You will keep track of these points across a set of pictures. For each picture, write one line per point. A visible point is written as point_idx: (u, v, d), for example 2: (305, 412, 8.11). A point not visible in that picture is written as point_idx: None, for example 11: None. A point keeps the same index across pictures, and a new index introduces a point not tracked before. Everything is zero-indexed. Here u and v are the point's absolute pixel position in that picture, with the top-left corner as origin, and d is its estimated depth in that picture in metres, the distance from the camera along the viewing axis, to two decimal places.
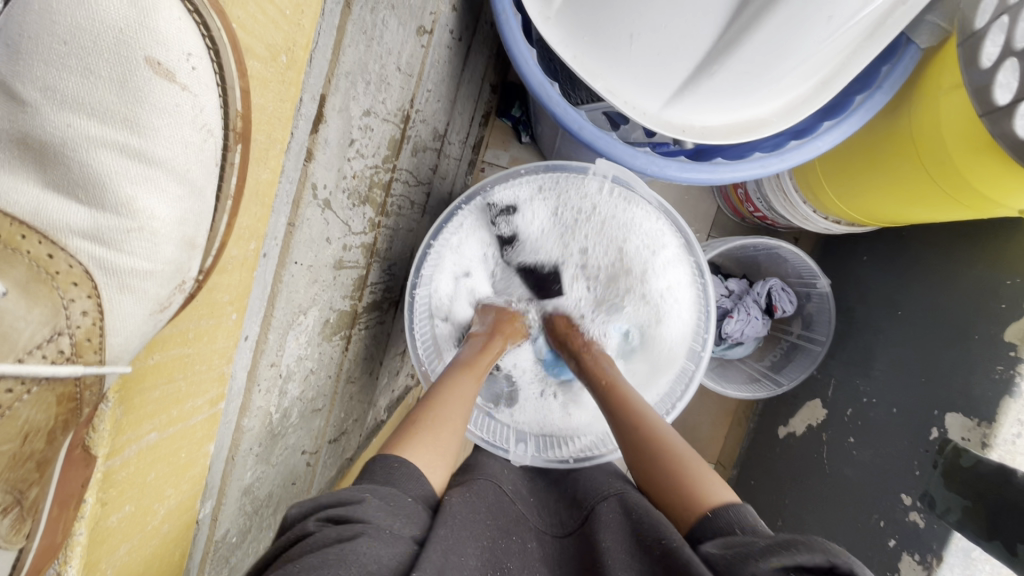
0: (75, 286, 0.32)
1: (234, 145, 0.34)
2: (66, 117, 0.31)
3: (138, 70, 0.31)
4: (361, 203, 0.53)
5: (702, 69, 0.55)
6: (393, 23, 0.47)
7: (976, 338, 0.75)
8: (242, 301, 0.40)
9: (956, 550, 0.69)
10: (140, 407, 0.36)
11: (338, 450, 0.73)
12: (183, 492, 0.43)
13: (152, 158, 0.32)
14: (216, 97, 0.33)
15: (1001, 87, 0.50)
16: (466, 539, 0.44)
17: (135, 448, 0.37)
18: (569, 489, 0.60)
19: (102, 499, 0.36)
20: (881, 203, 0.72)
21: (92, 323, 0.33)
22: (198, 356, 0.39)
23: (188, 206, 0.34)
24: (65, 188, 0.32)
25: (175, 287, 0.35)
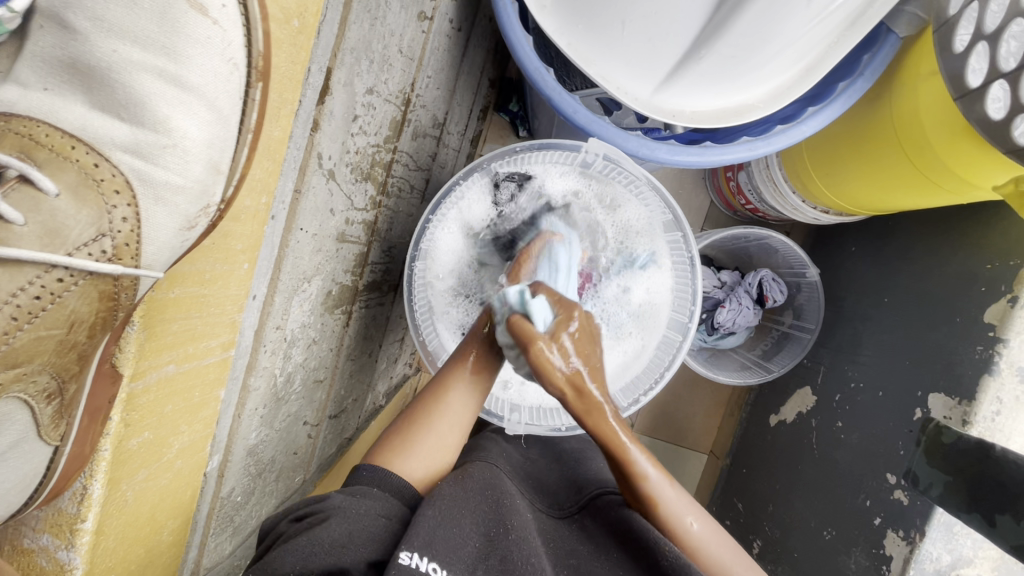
0: (117, 195, 0.35)
1: (256, 82, 0.36)
2: (111, 44, 0.34)
3: (177, 5, 0.33)
4: (364, 180, 0.55)
5: (691, 54, 0.58)
6: (396, 5, 0.50)
7: (957, 320, 0.77)
8: (255, 251, 0.42)
9: (939, 525, 0.71)
10: (161, 336, 0.39)
11: (338, 427, 0.75)
12: (196, 432, 0.45)
13: (186, 84, 0.35)
14: (242, 32, 0.35)
15: (974, 72, 0.52)
16: (462, 515, 0.49)
17: (156, 376, 0.40)
18: (568, 469, 0.65)
19: (125, 419, 0.39)
20: (865, 189, 0.74)
21: (131, 230, 0.36)
22: (213, 299, 0.41)
23: (215, 131, 0.36)
24: (110, 108, 0.35)
25: (202, 208, 0.37)
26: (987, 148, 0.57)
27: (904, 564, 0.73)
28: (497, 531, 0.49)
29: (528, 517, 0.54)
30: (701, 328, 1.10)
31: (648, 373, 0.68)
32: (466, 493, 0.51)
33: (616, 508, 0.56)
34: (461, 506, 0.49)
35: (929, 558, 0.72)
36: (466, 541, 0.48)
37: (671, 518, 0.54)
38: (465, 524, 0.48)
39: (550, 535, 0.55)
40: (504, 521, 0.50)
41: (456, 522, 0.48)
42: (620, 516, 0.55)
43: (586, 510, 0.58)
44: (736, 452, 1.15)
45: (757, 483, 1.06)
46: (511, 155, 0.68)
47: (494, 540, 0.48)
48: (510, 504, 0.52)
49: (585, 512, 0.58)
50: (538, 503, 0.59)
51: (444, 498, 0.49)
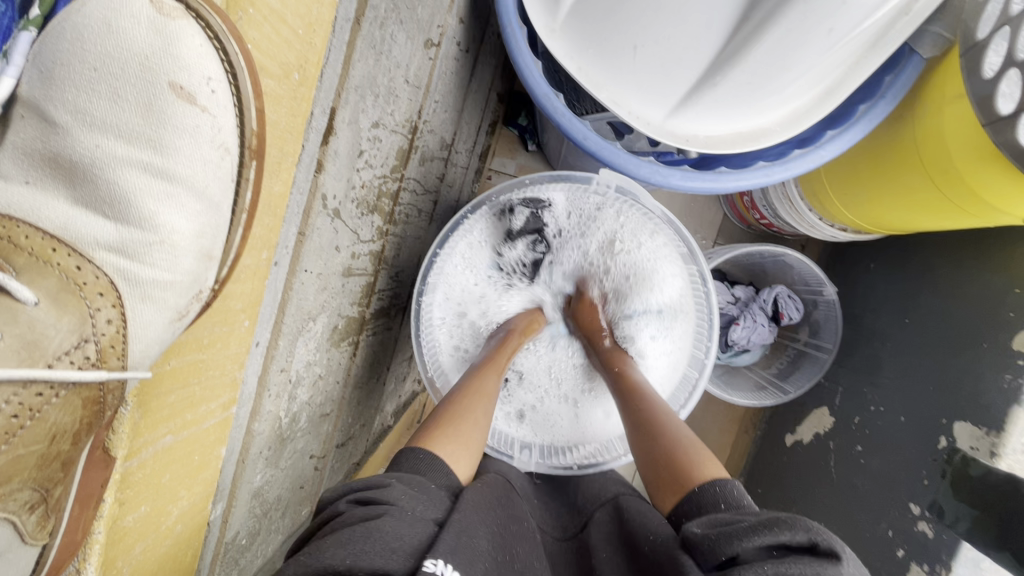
0: (102, 296, 0.33)
1: (250, 161, 0.35)
2: (94, 138, 0.32)
3: (162, 95, 0.32)
4: (369, 212, 0.54)
5: (706, 79, 0.56)
6: (401, 37, 0.48)
7: (983, 346, 0.74)
8: (255, 308, 0.41)
9: (966, 561, 0.68)
10: (156, 412, 0.37)
11: (345, 455, 0.74)
12: (195, 494, 0.43)
13: (174, 177, 0.33)
14: (233, 117, 0.34)
15: (1005, 97, 0.50)
16: (480, 530, 0.44)
17: (151, 450, 0.38)
18: (570, 497, 0.63)
19: (119, 499, 0.37)
20: (887, 212, 0.72)
21: (117, 331, 0.34)
22: (211, 362, 0.40)
23: (206, 220, 0.35)
24: (92, 205, 0.33)
25: (193, 297, 0.35)
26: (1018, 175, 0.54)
27: None
28: (506, 560, 0.45)
29: (532, 536, 0.52)
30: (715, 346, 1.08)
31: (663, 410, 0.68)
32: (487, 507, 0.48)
33: (610, 520, 0.54)
34: (482, 518, 0.46)
35: None
36: (481, 553, 0.43)
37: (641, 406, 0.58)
38: (483, 539, 0.44)
39: (548, 559, 0.52)
40: (508, 551, 0.46)
41: (476, 535, 0.44)
42: (615, 527, 0.53)
43: (586, 530, 0.56)
44: (751, 472, 1.12)
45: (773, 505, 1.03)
46: (521, 186, 0.67)
47: (503, 565, 0.45)
48: (518, 527, 0.50)
49: (585, 531, 0.56)
50: (538, 525, 0.58)
51: (461, 514, 0.45)
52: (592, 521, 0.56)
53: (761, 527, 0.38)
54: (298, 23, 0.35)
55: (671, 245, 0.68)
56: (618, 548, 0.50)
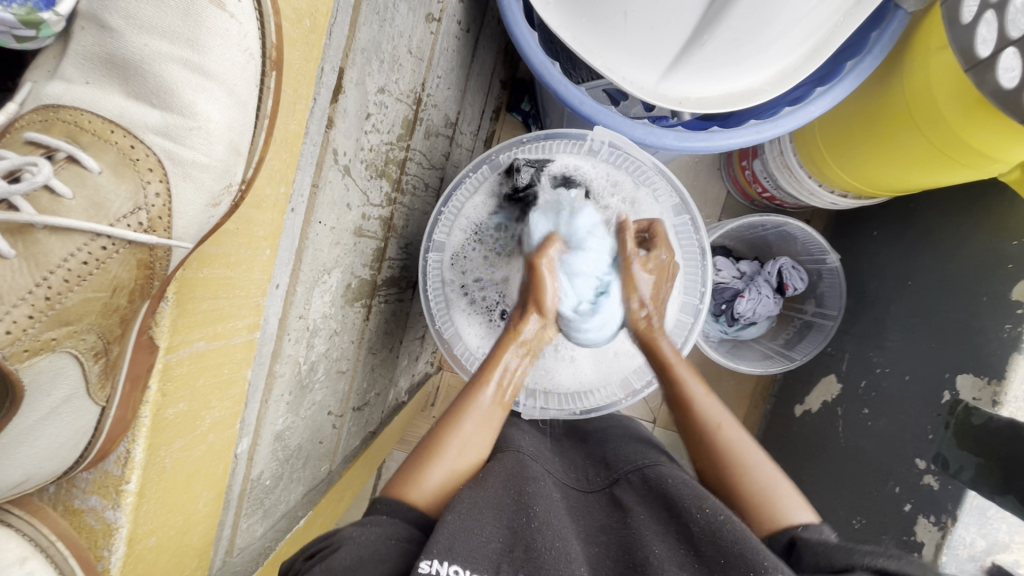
0: (151, 172, 0.38)
1: (269, 71, 0.38)
2: (143, 39, 0.37)
3: (198, 1, 0.36)
4: (378, 176, 0.58)
5: (693, 40, 0.59)
6: (403, 8, 0.52)
7: (984, 300, 0.75)
8: (276, 238, 0.45)
9: (972, 509, 0.69)
10: (191, 314, 0.41)
11: (362, 420, 0.77)
12: (226, 408, 0.47)
13: (207, 72, 0.37)
14: (256, 25, 0.37)
15: (983, 43, 0.52)
16: (485, 516, 0.48)
17: (187, 351, 0.41)
18: (596, 449, 0.65)
19: (163, 389, 0.41)
20: (880, 169, 0.73)
21: (163, 205, 0.38)
22: (238, 281, 0.43)
23: (236, 116, 0.39)
24: (143, 97, 0.38)
25: (225, 186, 0.39)
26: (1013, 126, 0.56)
27: (936, 550, 0.71)
28: (521, 524, 0.49)
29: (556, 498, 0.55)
30: (721, 319, 1.10)
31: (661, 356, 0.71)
32: (489, 488, 0.52)
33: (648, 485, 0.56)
34: (481, 505, 0.49)
35: (962, 543, 0.69)
36: (490, 537, 0.47)
37: (705, 420, 0.60)
38: (488, 524, 0.48)
39: (580, 515, 0.55)
40: (525, 509, 0.50)
41: (478, 523, 0.47)
42: (654, 490, 0.55)
43: (618, 487, 0.58)
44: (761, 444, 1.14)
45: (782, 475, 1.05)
46: (521, 145, 0.70)
47: (520, 532, 0.48)
48: (535, 489, 0.53)
49: (616, 486, 0.58)
50: (564, 480, 0.60)
51: (464, 505, 0.48)
52: (625, 481, 0.58)
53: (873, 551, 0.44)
54: None
55: (667, 192, 0.71)
56: (659, 511, 0.52)
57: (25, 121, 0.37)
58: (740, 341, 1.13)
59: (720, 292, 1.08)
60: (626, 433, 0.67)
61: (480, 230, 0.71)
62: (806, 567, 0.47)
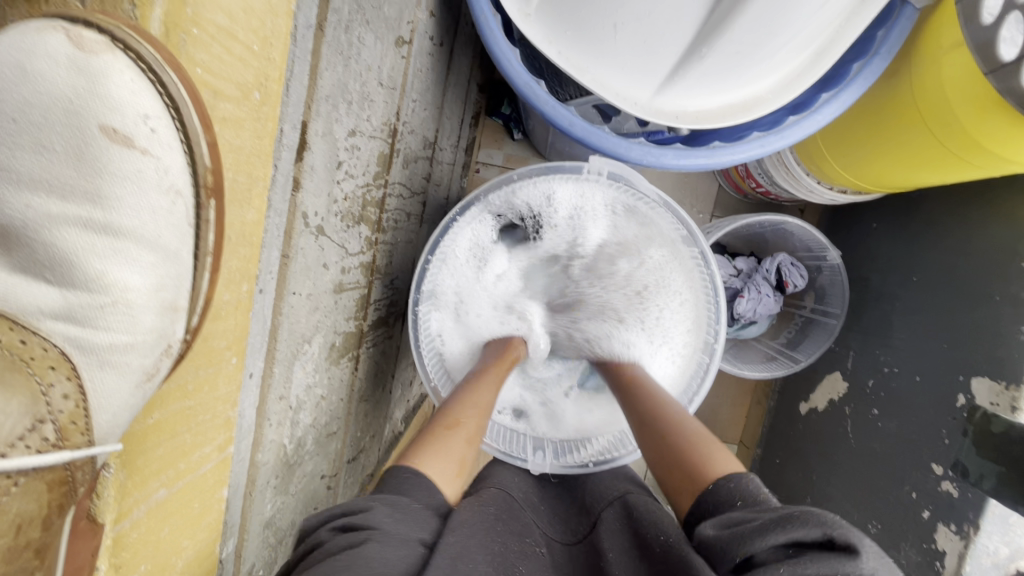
0: (53, 371, 0.33)
1: (206, 201, 0.34)
2: (25, 199, 0.31)
3: (94, 139, 0.31)
4: (355, 224, 0.52)
5: (692, 52, 0.54)
6: (370, 38, 0.46)
7: (998, 299, 0.73)
8: (241, 344, 0.41)
9: (994, 518, 0.68)
10: (143, 469, 0.37)
11: (358, 468, 0.73)
12: (200, 541, 0.43)
13: (119, 229, 0.33)
14: (179, 154, 0.33)
15: (1006, 42, 0.48)
16: (482, 551, 0.44)
17: (145, 508, 0.37)
18: (578, 496, 0.61)
19: (115, 563, 0.36)
20: (889, 171, 0.70)
21: (76, 406, 0.33)
22: (200, 408, 0.39)
23: (164, 271, 0.34)
24: (34, 269, 0.33)
25: (163, 350, 0.35)
26: None
27: (959, 560, 0.70)
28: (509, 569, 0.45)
29: (543, 554, 0.51)
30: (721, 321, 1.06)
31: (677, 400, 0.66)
32: (486, 521, 0.48)
33: (622, 521, 0.53)
34: (473, 529, 0.46)
35: (985, 552, 0.68)
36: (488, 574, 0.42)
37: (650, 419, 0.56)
38: (479, 554, 0.44)
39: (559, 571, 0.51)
40: (515, 564, 0.46)
41: (475, 552, 0.43)
42: (628, 527, 0.52)
43: (596, 530, 0.54)
44: (768, 443, 1.12)
45: (792, 476, 1.03)
46: (509, 182, 0.63)
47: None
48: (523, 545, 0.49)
49: (594, 531, 0.54)
50: (548, 529, 0.56)
51: (466, 530, 0.45)
52: (601, 521, 0.55)
53: (776, 522, 0.38)
54: (252, 38, 0.34)
55: (671, 224, 0.65)
56: (631, 551, 0.49)
57: None
58: (741, 341, 1.11)
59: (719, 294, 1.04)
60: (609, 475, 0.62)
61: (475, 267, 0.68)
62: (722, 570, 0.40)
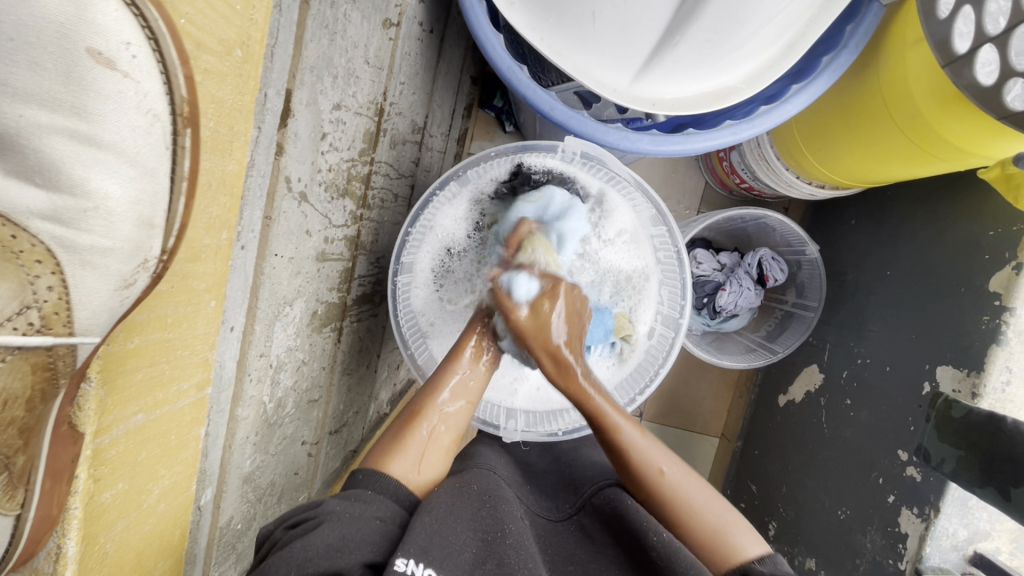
0: (40, 264, 0.35)
1: (184, 129, 0.36)
2: (16, 108, 0.33)
3: (81, 61, 0.33)
4: (340, 196, 0.54)
5: (666, 40, 0.56)
6: (356, 17, 0.48)
7: (963, 291, 0.75)
8: (221, 288, 0.43)
9: (953, 500, 0.70)
10: (123, 389, 0.39)
11: (340, 442, 0.75)
12: (177, 473, 0.45)
13: (102, 142, 0.34)
14: (159, 82, 0.34)
15: (961, 36, 0.51)
16: (459, 525, 0.49)
17: (123, 427, 0.40)
18: (565, 472, 0.65)
19: (94, 475, 0.38)
20: (860, 165, 0.72)
21: (59, 298, 0.36)
22: (179, 341, 0.41)
23: (142, 187, 0.36)
24: (22, 174, 0.34)
25: (139, 264, 0.37)
26: (995, 125, 0.55)
27: (920, 541, 0.72)
28: (495, 535, 0.49)
29: (526, 523, 0.54)
30: (702, 313, 1.09)
31: (643, 371, 0.69)
32: (467, 497, 0.52)
33: (611, 506, 0.57)
34: (456, 508, 0.50)
35: (945, 533, 0.71)
36: (463, 547, 0.47)
37: (643, 468, 0.56)
38: (463, 531, 0.48)
39: (549, 544, 0.55)
40: (502, 526, 0.50)
41: (452, 529, 0.48)
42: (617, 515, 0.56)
43: (584, 513, 0.59)
44: (747, 435, 1.14)
45: (768, 466, 1.05)
46: (488, 159, 0.69)
47: (492, 544, 0.49)
48: (507, 506, 0.53)
49: (582, 514, 0.59)
50: (534, 507, 0.59)
51: (442, 507, 0.49)
52: (590, 506, 0.59)
53: None
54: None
55: (642, 205, 0.69)
56: (625, 547, 0.54)
57: None
58: (722, 334, 1.13)
59: (700, 285, 1.07)
60: (599, 456, 0.66)
61: (450, 237, 0.68)
62: None
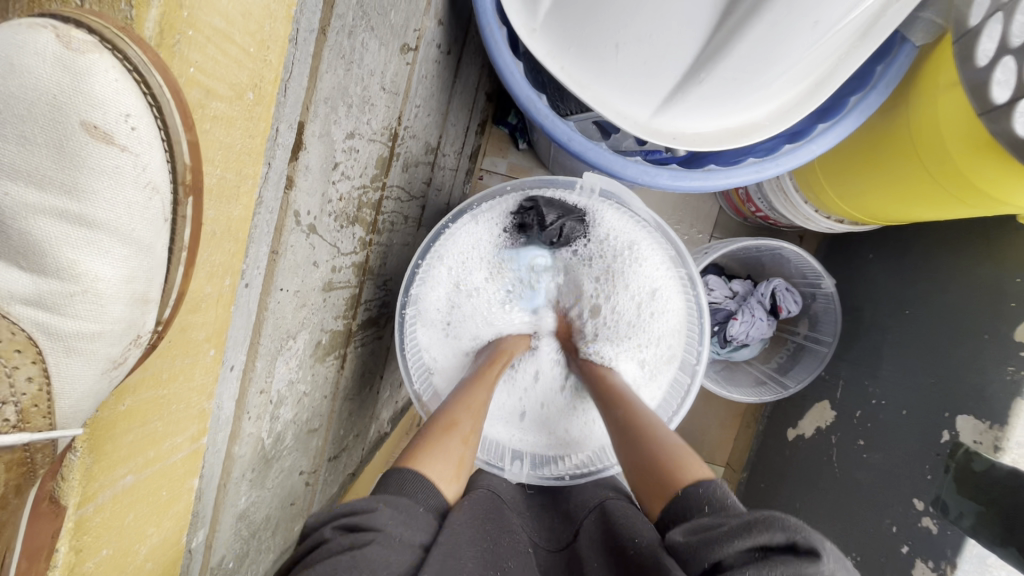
0: (19, 354, 0.31)
1: (186, 198, 0.32)
2: (1, 183, 0.28)
3: (73, 134, 0.28)
4: (349, 224, 0.53)
5: (691, 76, 0.55)
6: (374, 44, 0.47)
7: (987, 337, 0.73)
8: (220, 336, 0.39)
9: (971, 557, 0.67)
10: (112, 453, 0.35)
11: (339, 466, 0.73)
12: (165, 528, 0.42)
13: (95, 221, 0.30)
14: (162, 151, 0.30)
15: (1000, 85, 0.49)
16: (468, 552, 0.45)
17: (109, 492, 0.36)
18: (562, 505, 0.61)
19: (76, 546, 0.35)
20: (885, 204, 0.70)
21: (39, 389, 0.31)
22: (174, 397, 0.38)
23: (136, 264, 0.32)
24: (4, 255, 0.30)
25: (131, 342, 0.33)
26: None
27: None
28: (492, 572, 0.46)
29: (525, 555, 0.51)
30: (713, 342, 1.06)
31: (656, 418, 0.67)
32: (474, 528, 0.49)
33: (600, 529, 0.53)
34: (472, 538, 0.47)
35: None
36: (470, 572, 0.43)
37: (619, 415, 0.58)
38: (469, 560, 0.44)
39: (538, 570, 0.51)
40: (499, 563, 0.47)
41: (462, 557, 0.44)
42: (607, 536, 0.52)
43: (576, 539, 0.54)
44: (754, 467, 1.11)
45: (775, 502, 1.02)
46: (503, 192, 0.67)
47: None
48: (504, 544, 0.50)
49: (577, 540, 0.54)
50: (532, 537, 0.56)
51: (454, 532, 0.46)
52: (582, 530, 0.55)
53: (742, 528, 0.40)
54: (249, 42, 0.32)
55: (660, 246, 0.67)
56: (609, 561, 0.49)
57: None
58: (732, 364, 1.11)
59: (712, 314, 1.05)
60: (601, 479, 0.62)
61: (461, 268, 0.67)
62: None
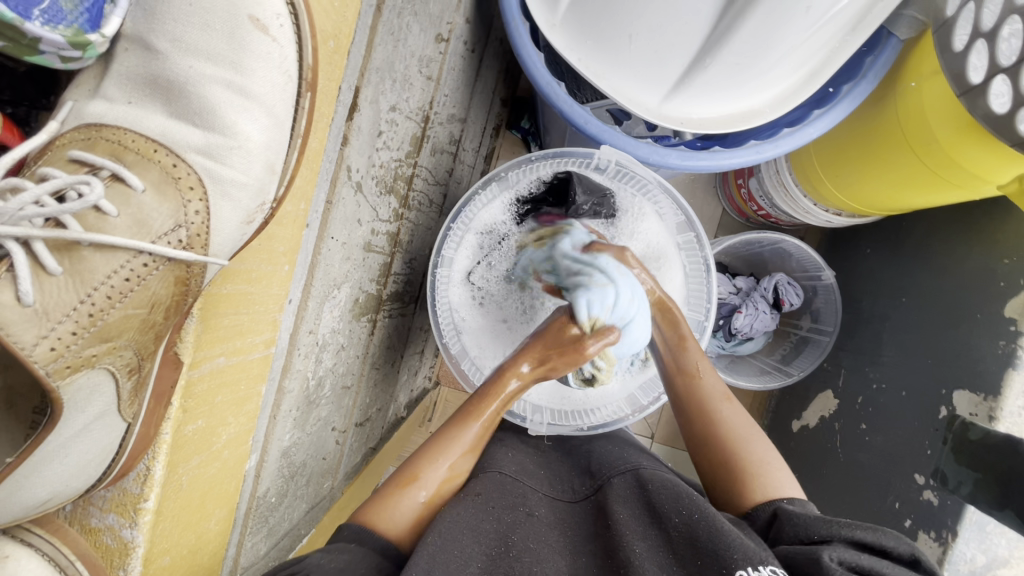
0: (192, 191, 0.40)
1: (305, 93, 0.41)
2: (189, 61, 0.39)
3: (243, 26, 0.39)
4: (387, 193, 0.58)
5: (697, 62, 0.60)
6: (416, 29, 0.53)
7: (978, 316, 0.77)
8: (295, 253, 0.47)
9: (970, 524, 0.70)
10: (215, 329, 0.43)
11: (363, 436, 0.77)
12: (241, 424, 0.48)
13: (249, 93, 0.40)
14: (294, 48, 0.40)
15: (975, 69, 0.54)
16: (464, 540, 0.49)
17: (208, 366, 0.44)
18: (581, 458, 0.66)
19: (184, 406, 0.43)
20: (879, 190, 0.75)
21: (202, 223, 0.40)
22: (258, 298, 0.45)
23: (273, 135, 0.41)
24: (184, 116, 0.40)
25: (259, 204, 0.42)
26: (1005, 150, 0.58)
27: (937, 566, 0.72)
28: (500, 551, 0.50)
29: (540, 517, 0.55)
30: (718, 335, 1.10)
31: None
32: (469, 506, 0.53)
33: (634, 488, 0.56)
34: (463, 523, 0.50)
35: (962, 559, 0.70)
36: (467, 560, 0.47)
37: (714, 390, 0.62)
38: (467, 546, 0.49)
39: (564, 526, 0.55)
40: (505, 539, 0.51)
41: (455, 545, 0.48)
42: (638, 495, 0.55)
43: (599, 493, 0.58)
44: None
45: None
46: (528, 162, 0.72)
47: (498, 559, 0.49)
48: (513, 518, 0.53)
49: (600, 493, 0.58)
50: (550, 491, 0.60)
51: (444, 526, 0.49)
52: (608, 484, 0.58)
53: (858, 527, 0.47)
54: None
55: (672, 211, 0.73)
56: (642, 515, 0.53)
57: (68, 138, 0.39)
58: (737, 357, 1.15)
59: (717, 307, 1.09)
60: (612, 443, 0.67)
61: (489, 231, 0.73)
62: (786, 539, 0.49)
